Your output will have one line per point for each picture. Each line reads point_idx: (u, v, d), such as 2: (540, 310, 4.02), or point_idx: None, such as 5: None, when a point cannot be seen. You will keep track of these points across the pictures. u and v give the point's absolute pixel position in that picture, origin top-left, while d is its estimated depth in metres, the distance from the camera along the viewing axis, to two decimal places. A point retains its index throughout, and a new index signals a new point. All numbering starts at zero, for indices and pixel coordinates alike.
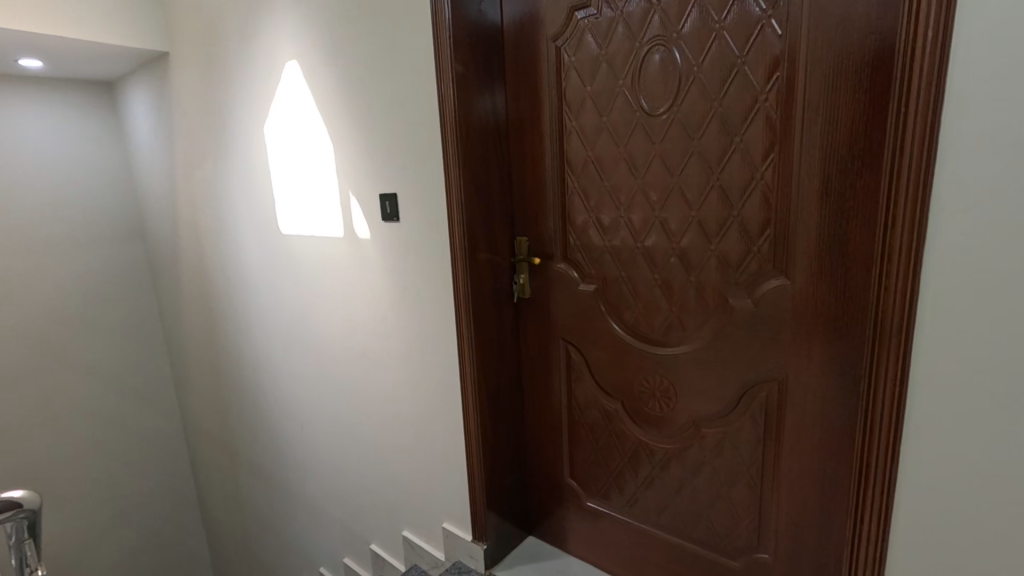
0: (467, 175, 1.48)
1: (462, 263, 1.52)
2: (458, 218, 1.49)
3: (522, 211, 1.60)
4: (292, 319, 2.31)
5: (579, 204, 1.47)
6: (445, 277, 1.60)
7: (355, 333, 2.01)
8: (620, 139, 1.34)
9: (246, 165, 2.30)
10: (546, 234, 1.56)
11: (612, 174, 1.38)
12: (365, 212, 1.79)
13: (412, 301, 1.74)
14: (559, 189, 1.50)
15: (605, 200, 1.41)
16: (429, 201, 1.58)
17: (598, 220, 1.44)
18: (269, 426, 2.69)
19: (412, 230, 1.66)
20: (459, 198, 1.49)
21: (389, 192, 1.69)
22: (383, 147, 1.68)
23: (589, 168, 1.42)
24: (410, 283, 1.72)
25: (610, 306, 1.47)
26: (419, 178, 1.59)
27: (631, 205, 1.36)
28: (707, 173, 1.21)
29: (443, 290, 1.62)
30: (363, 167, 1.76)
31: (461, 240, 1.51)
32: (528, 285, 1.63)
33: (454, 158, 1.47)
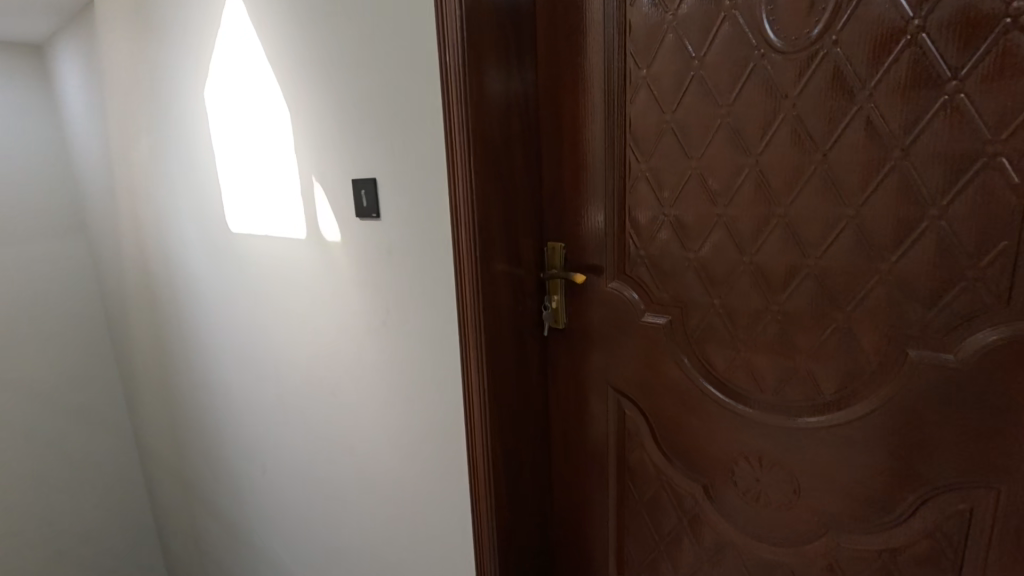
0: (478, 155, 0.99)
1: (473, 285, 1.04)
2: (466, 221, 1.01)
3: (556, 208, 1.12)
4: (248, 341, 1.81)
5: (646, 196, 0.99)
6: (446, 302, 1.12)
7: (327, 367, 1.51)
8: (722, 95, 0.86)
9: (189, 144, 1.79)
10: (594, 240, 1.08)
11: (704, 148, 0.90)
12: (334, 205, 1.28)
13: (400, 331, 1.25)
14: (616, 173, 1.01)
15: (689, 191, 0.93)
16: (423, 191, 1.09)
17: (677, 220, 0.96)
18: (227, 466, 2.20)
19: (399, 233, 1.16)
20: (468, 190, 1.00)
21: (365, 177, 1.19)
22: (358, 113, 1.18)
23: (669, 141, 0.93)
24: (395, 306, 1.24)
25: (692, 347, 0.99)
26: (408, 158, 1.10)
27: (734, 198, 0.88)
28: (882, 146, 0.74)
29: (443, 320, 1.14)
30: (333, 142, 1.25)
31: (472, 254, 1.03)
32: (562, 310, 1.15)
33: (461, 129, 0.98)
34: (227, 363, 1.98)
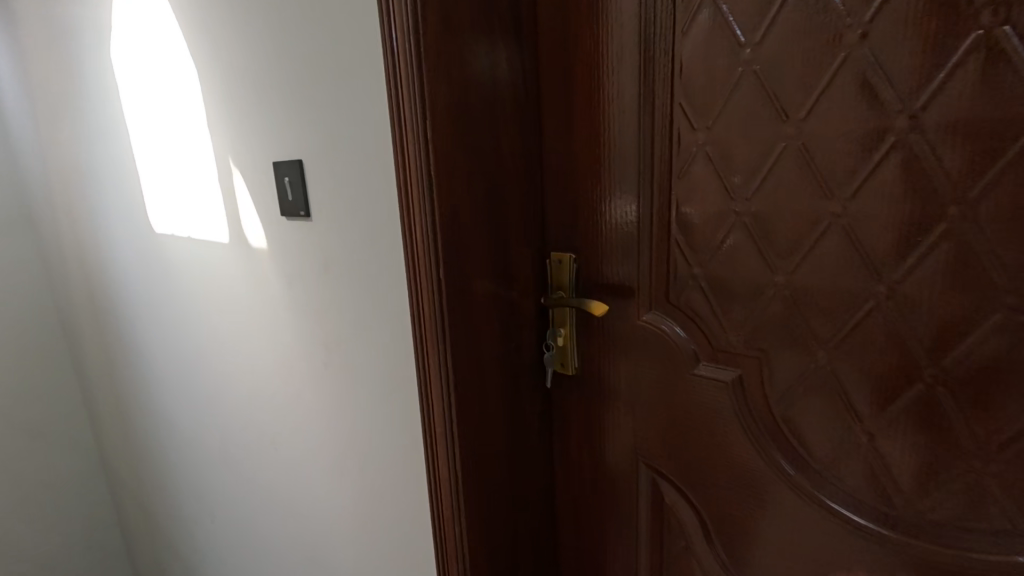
0: (438, 123, 0.64)
1: (437, 323, 0.69)
2: (423, 225, 0.66)
3: (564, 202, 0.76)
4: (178, 370, 1.46)
5: (706, 184, 0.63)
6: (403, 342, 0.77)
7: (261, 411, 1.15)
8: (851, 6, 0.50)
9: (104, 120, 1.43)
10: (621, 250, 0.72)
11: (812, 103, 0.54)
12: (256, 198, 0.93)
13: (342, 377, 0.89)
14: (659, 149, 0.66)
15: (781, 174, 0.57)
16: (362, 179, 0.73)
17: (758, 222, 0.60)
18: (177, 505, 1.88)
19: (333, 241, 0.80)
20: (424, 179, 0.64)
21: (290, 159, 0.83)
22: (278, 67, 0.82)
23: (750, 93, 0.58)
24: (333, 342, 0.87)
25: (774, 419, 0.64)
26: (342, 129, 0.74)
27: (864, 185, 0.52)
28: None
29: (399, 366, 0.79)
30: (252, 111, 0.89)
31: (431, 275, 0.67)
32: (574, 350, 0.80)
33: (410, 82, 0.62)
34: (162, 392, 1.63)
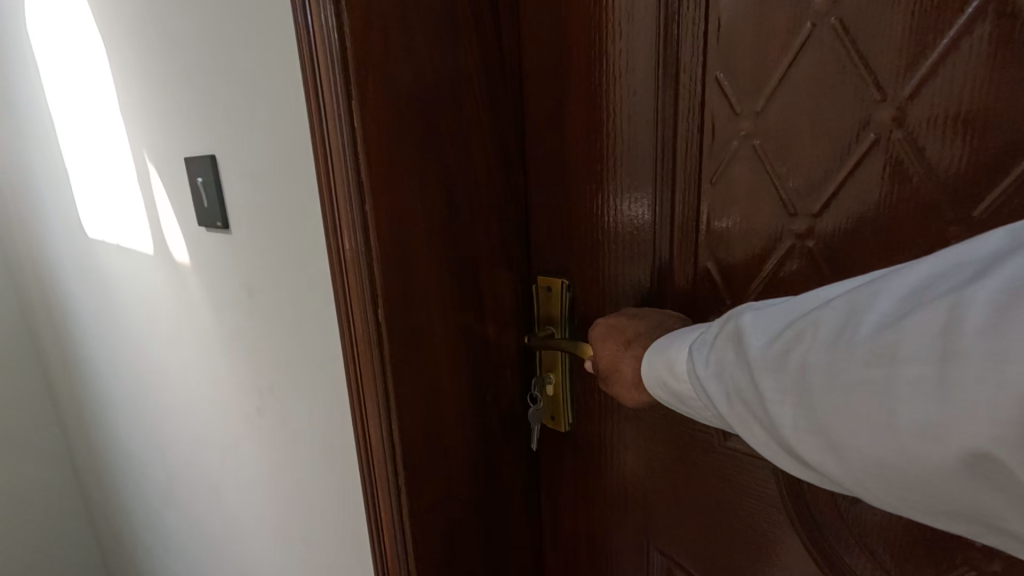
0: (370, 105, 0.46)
1: (375, 373, 0.52)
2: (354, 244, 0.48)
3: (554, 213, 0.58)
4: (119, 394, 1.28)
5: (750, 191, 0.45)
6: (340, 394, 0.59)
7: (197, 452, 0.98)
8: None
9: (26, 107, 1.24)
10: (629, 280, 0.54)
11: (924, 72, 0.36)
12: (172, 203, 0.75)
13: (276, 427, 0.72)
14: (683, 141, 0.47)
15: (864, 179, 0.39)
16: (282, 182, 0.55)
17: (826, 249, 0.42)
18: (130, 535, 1.70)
19: (255, 261, 0.62)
20: (352, 182, 0.47)
21: (203, 155, 0.65)
22: (184, 38, 0.64)
23: (821, 60, 0.39)
24: (264, 384, 0.70)
25: (839, 517, 0.48)
26: (255, 115, 0.56)
27: (1009, 196, 0.34)
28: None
29: (336, 422, 0.61)
30: (161, 96, 0.71)
31: (366, 313, 0.50)
32: (567, 400, 0.63)
33: (327, 43, 0.44)
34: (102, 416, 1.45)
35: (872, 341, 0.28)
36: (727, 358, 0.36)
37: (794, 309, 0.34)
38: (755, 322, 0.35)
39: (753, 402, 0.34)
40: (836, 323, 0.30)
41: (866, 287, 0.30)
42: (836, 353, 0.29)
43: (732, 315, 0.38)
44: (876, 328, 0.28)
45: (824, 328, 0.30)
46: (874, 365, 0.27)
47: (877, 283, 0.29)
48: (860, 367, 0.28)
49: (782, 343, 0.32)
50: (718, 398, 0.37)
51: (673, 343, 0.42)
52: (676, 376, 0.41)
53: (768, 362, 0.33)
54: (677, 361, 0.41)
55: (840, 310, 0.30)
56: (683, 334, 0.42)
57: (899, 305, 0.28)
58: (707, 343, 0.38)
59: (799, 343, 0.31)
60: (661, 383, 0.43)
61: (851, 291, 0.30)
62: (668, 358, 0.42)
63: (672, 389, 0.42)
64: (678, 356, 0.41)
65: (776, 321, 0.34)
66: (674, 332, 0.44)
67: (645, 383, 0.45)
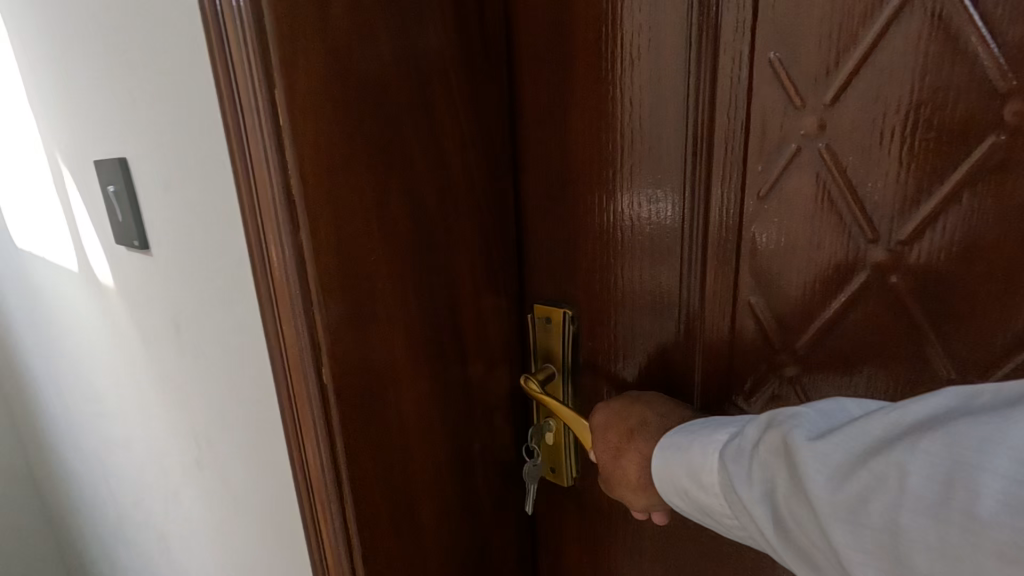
0: (307, 97, 0.34)
1: (319, 442, 0.41)
2: (288, 280, 0.37)
3: (552, 230, 0.47)
4: (57, 422, 1.14)
5: (814, 208, 0.35)
6: (284, 458, 0.48)
7: (139, 494, 0.86)
8: None
9: None
10: (646, 315, 0.44)
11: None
12: (87, 215, 0.63)
13: (217, 482, 0.61)
14: (721, 143, 0.37)
15: (978, 198, 0.29)
16: (200, 195, 0.43)
17: (916, 287, 0.32)
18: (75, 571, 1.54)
19: (185, 293, 0.51)
20: (287, 199, 0.35)
21: (112, 158, 0.53)
22: (79, 13, 0.51)
23: (921, 37, 0.29)
24: (199, 432, 0.59)
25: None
26: (167, 111, 0.43)
27: None
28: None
29: (283, 489, 0.50)
30: (63, 87, 0.59)
31: (306, 368, 0.39)
32: (571, 451, 0.53)
33: (236, 9, 0.32)
34: (42, 447, 1.30)
35: (993, 518, 0.21)
36: (778, 486, 0.30)
37: (856, 434, 0.27)
38: (808, 445, 0.29)
39: (817, 548, 0.28)
40: (931, 479, 0.24)
41: (962, 429, 0.23)
42: (938, 523, 0.23)
43: (775, 425, 0.31)
44: (990, 500, 0.22)
45: (913, 481, 0.24)
46: (1001, 557, 0.21)
47: (979, 425, 0.23)
48: (970, 548, 0.22)
49: (853, 486, 0.26)
50: (768, 530, 0.31)
51: (698, 448, 0.35)
52: (705, 488, 0.35)
53: (838, 509, 0.27)
54: (706, 473, 0.35)
55: (933, 461, 0.24)
56: (708, 434, 0.36)
57: (1020, 471, 0.21)
58: (750, 461, 0.32)
59: (880, 495, 0.25)
60: (685, 490, 0.37)
61: (938, 431, 0.24)
62: (693, 464, 0.36)
63: (699, 500, 0.36)
64: (709, 468, 0.35)
65: (835, 448, 0.28)
66: (695, 427, 0.37)
67: (660, 487, 0.39)
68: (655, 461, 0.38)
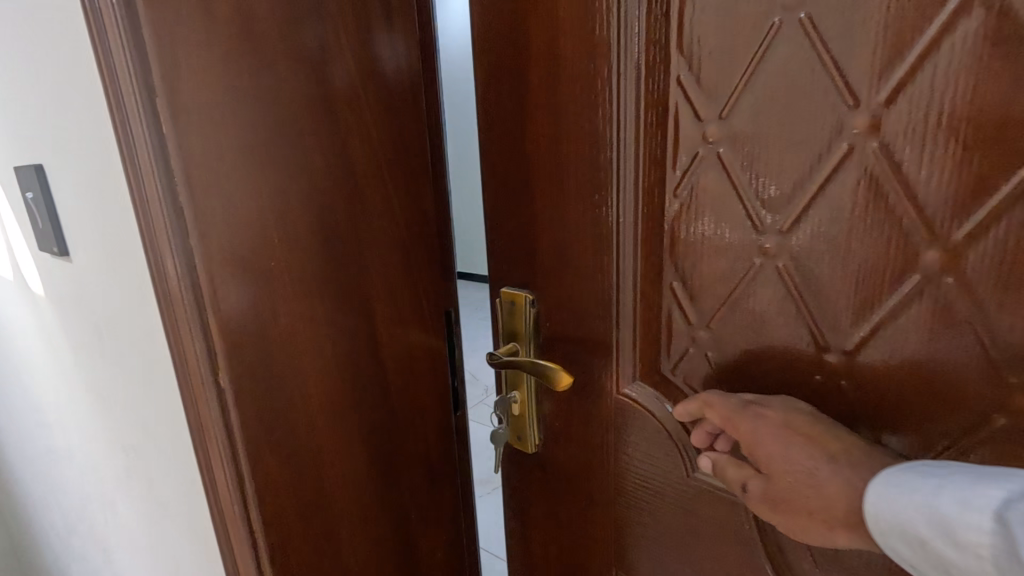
0: (198, 108, 0.37)
1: (218, 434, 0.41)
2: (175, 280, 0.38)
3: (510, 226, 0.54)
4: None
5: (718, 206, 0.41)
6: (178, 456, 0.48)
7: (67, 509, 0.85)
8: None
9: None
10: (584, 301, 0.50)
11: (899, 77, 0.32)
12: (12, 225, 0.65)
13: (123, 489, 0.60)
14: (644, 150, 0.43)
15: (835, 195, 0.35)
16: (83, 202, 0.45)
17: (797, 270, 0.38)
18: None
19: (96, 299, 0.51)
20: (207, 195, 0.38)
21: (23, 164, 0.53)
22: None
23: (789, 61, 0.35)
24: (104, 437, 0.59)
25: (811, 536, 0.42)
26: (58, 121, 0.45)
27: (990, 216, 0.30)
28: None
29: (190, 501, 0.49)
30: None
31: (197, 361, 0.40)
32: (534, 420, 0.59)
33: (110, 13, 0.33)
34: None
35: None
36: None
37: None
38: None
39: None
40: None
41: None
42: None
43: None
44: None
45: None
46: None
47: None
48: None
49: None
50: None
51: (948, 491, 0.28)
52: (954, 544, 0.27)
53: None
54: (956, 524, 0.27)
55: None
56: (970, 480, 0.28)
57: None
58: None
59: None
60: (920, 542, 0.28)
61: None
62: (939, 510, 0.28)
63: (943, 560, 0.27)
64: (963, 519, 0.27)
65: None
66: (945, 471, 0.29)
67: (871, 527, 0.31)
68: (873, 488, 0.31)
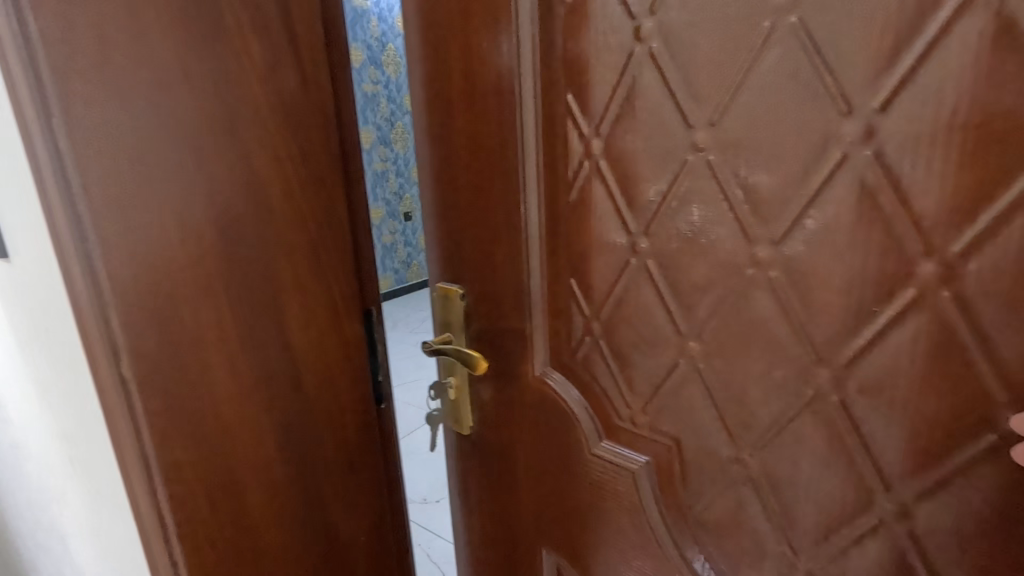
0: (98, 90, 0.31)
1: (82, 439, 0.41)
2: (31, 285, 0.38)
3: (430, 227, 0.57)
4: None
5: (597, 212, 0.45)
6: (61, 458, 0.48)
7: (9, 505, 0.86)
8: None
9: None
10: (495, 296, 0.54)
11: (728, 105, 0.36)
12: None
13: (42, 485, 0.61)
14: (538, 160, 0.48)
15: (682, 204, 0.40)
16: None
17: (659, 267, 0.42)
18: None
19: None
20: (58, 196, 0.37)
21: None
22: None
23: (647, 89, 0.39)
24: (28, 431, 0.60)
25: (689, 515, 0.45)
26: None
27: (795, 224, 0.35)
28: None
29: (100, 517, 0.46)
30: None
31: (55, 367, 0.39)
32: (470, 405, 0.60)
33: None
34: None
35: None
36: None
37: None
38: None
39: None
40: None
41: None
42: None
43: None
44: None
45: None
46: None
47: None
48: None
49: None
50: None
51: None
52: None
53: None
54: None
55: None
56: None
57: None
58: None
59: None
60: None
61: None
62: None
63: None
64: None
65: None
66: None
67: None
68: None
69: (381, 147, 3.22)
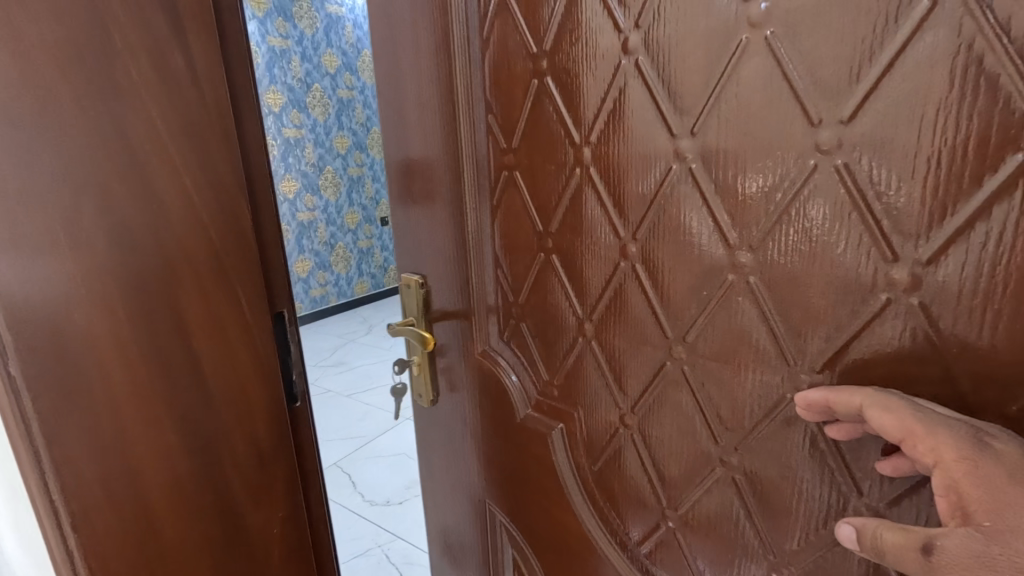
0: None
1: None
2: None
3: None
4: None
5: (518, 212, 0.51)
6: None
7: None
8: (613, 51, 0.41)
9: None
10: (426, 288, 0.60)
11: (600, 128, 0.43)
12: None
13: None
14: (456, 168, 0.54)
15: (575, 204, 0.46)
16: None
17: (563, 260, 0.48)
18: None
19: None
20: None
21: None
22: None
23: (548, 115, 0.46)
24: None
25: (591, 470, 0.51)
26: None
27: (651, 220, 0.41)
28: (1001, 83, 0.27)
29: (16, 514, 0.48)
30: None
31: None
32: (431, 380, 0.63)
33: None
34: None
35: None
36: None
37: None
38: None
39: None
40: None
41: None
42: None
43: None
44: None
45: None
46: None
47: None
48: None
49: None
50: None
51: None
52: None
53: None
54: None
55: None
56: None
57: None
58: None
59: None
60: None
61: None
62: None
63: None
64: None
65: None
66: None
67: None
68: None
69: (355, 152, 3.24)
